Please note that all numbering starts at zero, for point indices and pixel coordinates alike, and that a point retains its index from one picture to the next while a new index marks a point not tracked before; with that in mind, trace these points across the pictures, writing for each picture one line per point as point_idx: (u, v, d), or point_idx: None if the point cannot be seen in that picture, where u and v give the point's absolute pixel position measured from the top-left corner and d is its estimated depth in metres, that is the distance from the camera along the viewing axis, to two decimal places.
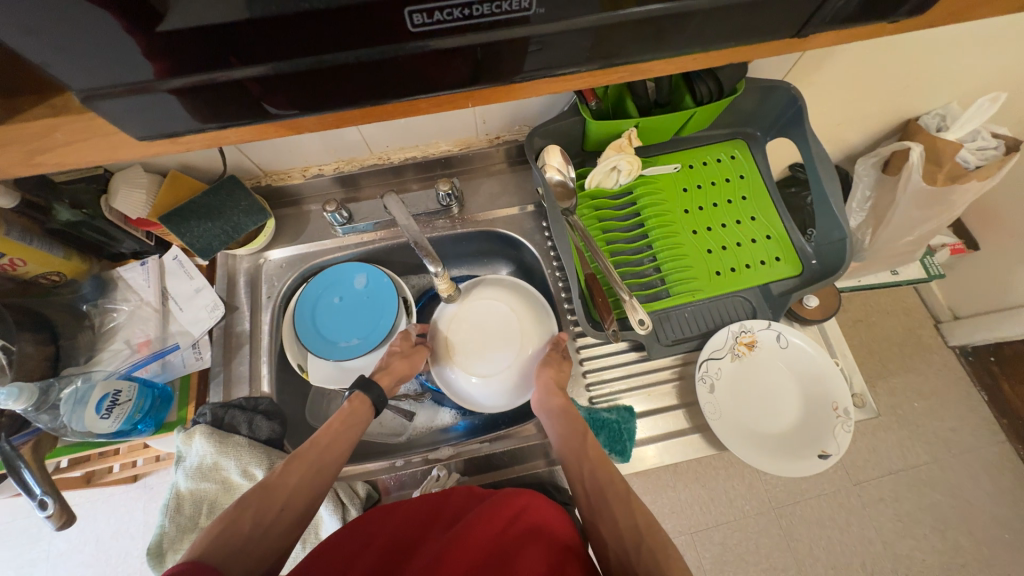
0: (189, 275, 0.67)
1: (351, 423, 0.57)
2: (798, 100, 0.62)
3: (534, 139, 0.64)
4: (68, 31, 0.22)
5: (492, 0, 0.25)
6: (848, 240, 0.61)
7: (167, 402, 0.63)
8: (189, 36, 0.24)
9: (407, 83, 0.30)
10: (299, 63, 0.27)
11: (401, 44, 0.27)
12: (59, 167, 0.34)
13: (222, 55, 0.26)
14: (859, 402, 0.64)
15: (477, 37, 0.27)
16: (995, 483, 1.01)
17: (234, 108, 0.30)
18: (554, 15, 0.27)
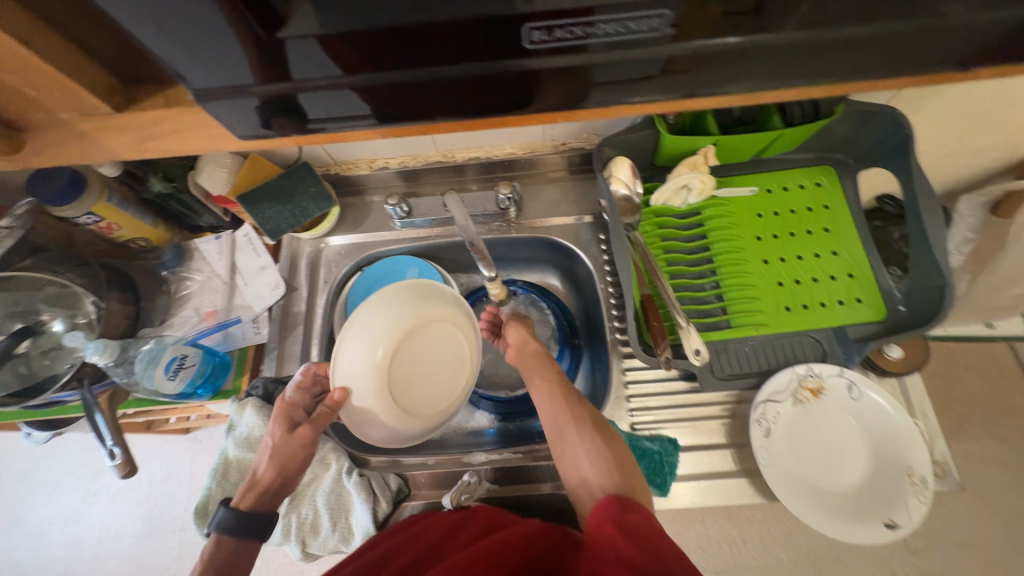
0: (256, 253, 0.71)
1: (234, 556, 0.47)
2: (904, 128, 0.56)
3: (603, 150, 0.62)
4: (199, 26, 0.24)
5: (617, 20, 0.26)
6: (950, 288, 0.53)
7: (226, 368, 0.66)
8: (295, 45, 0.27)
9: (496, 97, 0.31)
10: (412, 73, 0.29)
11: (506, 61, 0.29)
12: (165, 153, 0.36)
13: (336, 63, 0.28)
14: (939, 472, 0.57)
15: (588, 57, 0.29)
16: None
17: (331, 114, 0.31)
18: (682, 37, 0.28)
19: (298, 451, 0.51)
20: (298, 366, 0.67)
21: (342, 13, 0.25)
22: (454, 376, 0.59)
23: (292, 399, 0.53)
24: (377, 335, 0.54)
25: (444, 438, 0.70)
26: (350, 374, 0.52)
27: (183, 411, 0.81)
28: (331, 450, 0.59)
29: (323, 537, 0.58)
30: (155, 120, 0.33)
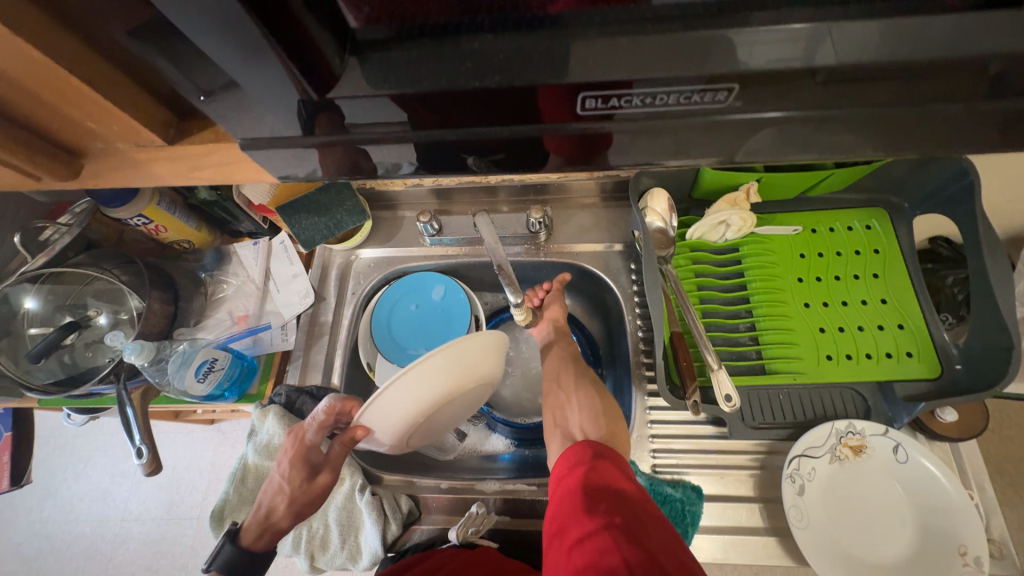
0: (290, 261, 0.73)
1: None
2: (968, 174, 0.52)
3: (641, 178, 0.60)
4: (259, 80, 0.26)
5: (680, 92, 0.26)
6: (1016, 350, 0.48)
7: (253, 373, 0.67)
8: (347, 104, 0.28)
9: (541, 157, 0.31)
10: (462, 131, 0.29)
11: (558, 125, 0.28)
12: (211, 180, 0.38)
13: (395, 119, 0.28)
14: (995, 552, 0.52)
15: (647, 124, 0.28)
16: None
17: (381, 165, 0.32)
18: (748, 108, 0.26)
19: (312, 496, 0.52)
20: (320, 376, 0.68)
21: (396, 73, 0.26)
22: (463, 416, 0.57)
23: (311, 441, 0.52)
24: (421, 392, 0.46)
25: (458, 459, 0.69)
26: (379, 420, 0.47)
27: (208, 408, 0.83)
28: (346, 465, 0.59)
29: (332, 553, 0.58)
30: (203, 152, 0.34)
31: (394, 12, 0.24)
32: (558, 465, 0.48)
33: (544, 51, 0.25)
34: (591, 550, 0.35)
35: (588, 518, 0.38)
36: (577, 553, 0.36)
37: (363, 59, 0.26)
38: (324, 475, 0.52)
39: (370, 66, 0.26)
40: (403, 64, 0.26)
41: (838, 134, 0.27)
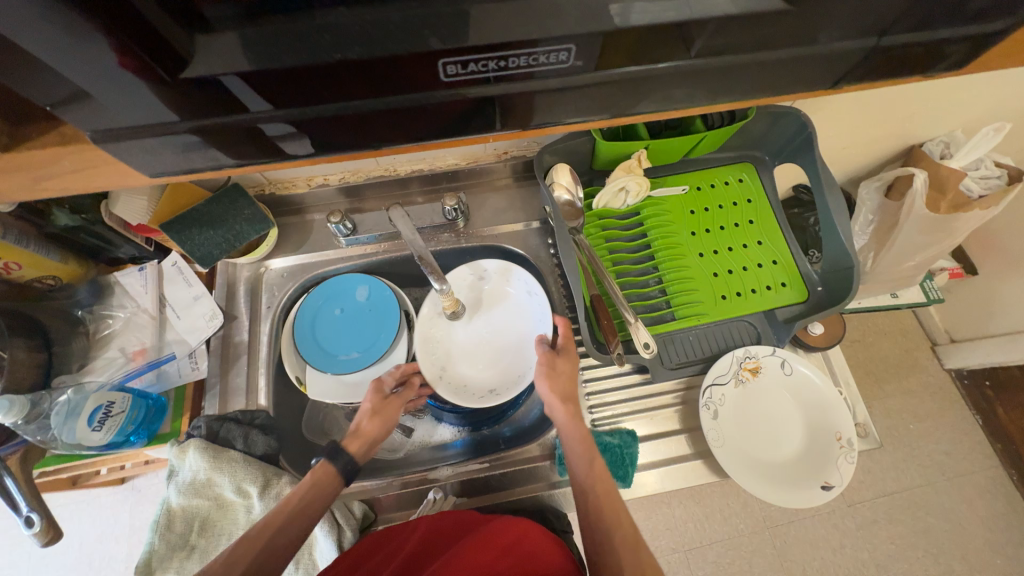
0: (188, 282, 0.66)
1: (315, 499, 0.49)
2: (807, 127, 0.63)
3: (543, 157, 0.63)
4: (103, 67, 0.24)
5: (529, 53, 0.28)
6: (857, 269, 0.60)
7: (162, 411, 0.61)
8: (207, 85, 0.27)
9: (423, 129, 0.32)
10: (333, 108, 0.30)
11: (429, 94, 0.30)
12: (66, 192, 0.34)
13: (262, 97, 0.28)
14: (862, 432, 0.64)
15: (509, 87, 0.30)
16: (971, 510, 1.19)
17: (269, 147, 0.32)
18: (589, 67, 0.29)
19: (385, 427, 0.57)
20: (244, 400, 0.64)
21: (251, 50, 0.26)
22: (512, 331, 0.67)
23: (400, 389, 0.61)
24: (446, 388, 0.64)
25: (409, 455, 0.69)
26: (426, 356, 0.65)
27: (116, 462, 0.74)
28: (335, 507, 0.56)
29: None
30: (51, 159, 0.31)
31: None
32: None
33: (400, 22, 0.25)
34: None
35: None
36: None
37: (213, 38, 0.25)
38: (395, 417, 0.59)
39: (222, 47, 0.25)
40: (259, 42, 0.25)
41: (684, 88, 0.32)
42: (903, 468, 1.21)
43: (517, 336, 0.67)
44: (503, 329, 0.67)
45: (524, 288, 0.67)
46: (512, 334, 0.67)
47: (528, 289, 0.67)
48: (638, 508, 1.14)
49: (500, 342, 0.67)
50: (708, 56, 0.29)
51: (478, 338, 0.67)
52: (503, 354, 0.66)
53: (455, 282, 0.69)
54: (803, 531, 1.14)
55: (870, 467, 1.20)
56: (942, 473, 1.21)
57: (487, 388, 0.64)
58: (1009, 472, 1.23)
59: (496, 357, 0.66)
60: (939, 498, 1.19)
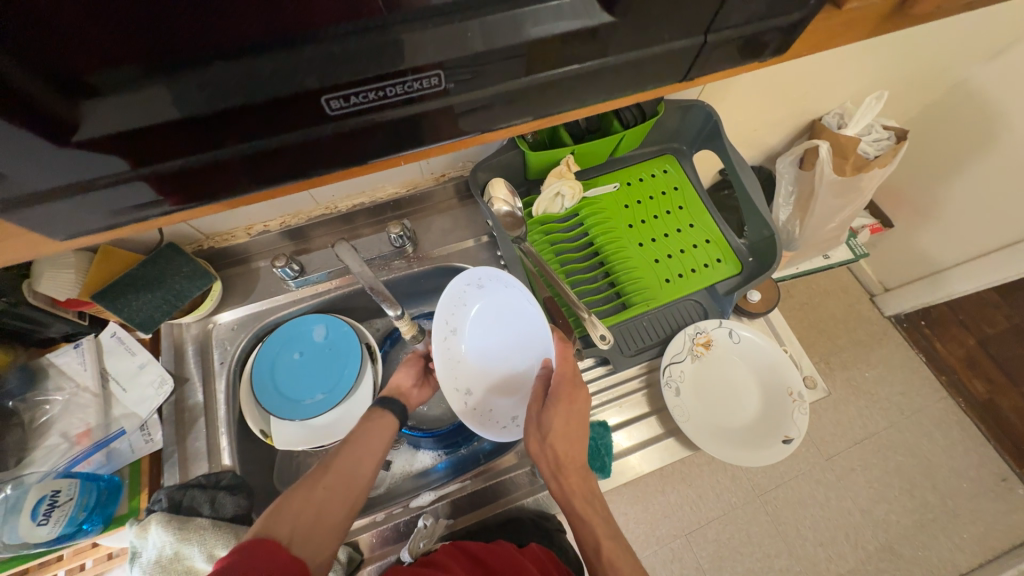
0: (131, 352, 0.63)
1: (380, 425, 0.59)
2: (713, 116, 0.69)
3: (477, 175, 0.66)
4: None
5: (404, 82, 0.29)
6: (775, 234, 0.67)
7: (116, 493, 0.57)
8: (100, 146, 0.28)
9: (333, 157, 0.33)
10: (234, 151, 0.31)
11: (323, 127, 0.31)
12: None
13: (166, 150, 0.29)
14: (812, 384, 0.69)
15: (396, 112, 0.31)
16: (934, 442, 1.28)
17: (188, 193, 0.32)
18: (464, 87, 0.31)
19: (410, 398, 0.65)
20: (207, 463, 0.61)
21: (144, 109, 0.27)
22: (527, 337, 0.60)
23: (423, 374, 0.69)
24: (471, 409, 0.59)
25: (391, 488, 0.68)
26: (448, 376, 0.59)
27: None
28: None
29: None
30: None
31: (109, 54, 0.25)
32: None
33: (273, 70, 0.27)
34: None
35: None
36: None
37: (98, 104, 0.27)
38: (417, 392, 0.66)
39: (113, 107, 0.27)
40: (150, 100, 0.27)
41: (571, 95, 0.35)
42: (868, 414, 1.30)
43: (532, 351, 0.60)
44: (517, 336, 0.60)
45: (528, 298, 0.59)
46: (527, 349, 0.60)
47: (529, 299, 0.59)
48: (636, 500, 1.16)
49: (517, 357, 0.61)
50: (584, 62, 0.32)
51: (495, 356, 0.61)
52: (522, 373, 0.60)
53: (458, 291, 0.61)
54: (791, 493, 1.19)
55: (838, 419, 1.29)
56: (901, 413, 1.31)
57: (511, 414, 0.60)
58: (957, 400, 1.34)
59: (516, 377, 0.60)
60: (903, 436, 1.28)
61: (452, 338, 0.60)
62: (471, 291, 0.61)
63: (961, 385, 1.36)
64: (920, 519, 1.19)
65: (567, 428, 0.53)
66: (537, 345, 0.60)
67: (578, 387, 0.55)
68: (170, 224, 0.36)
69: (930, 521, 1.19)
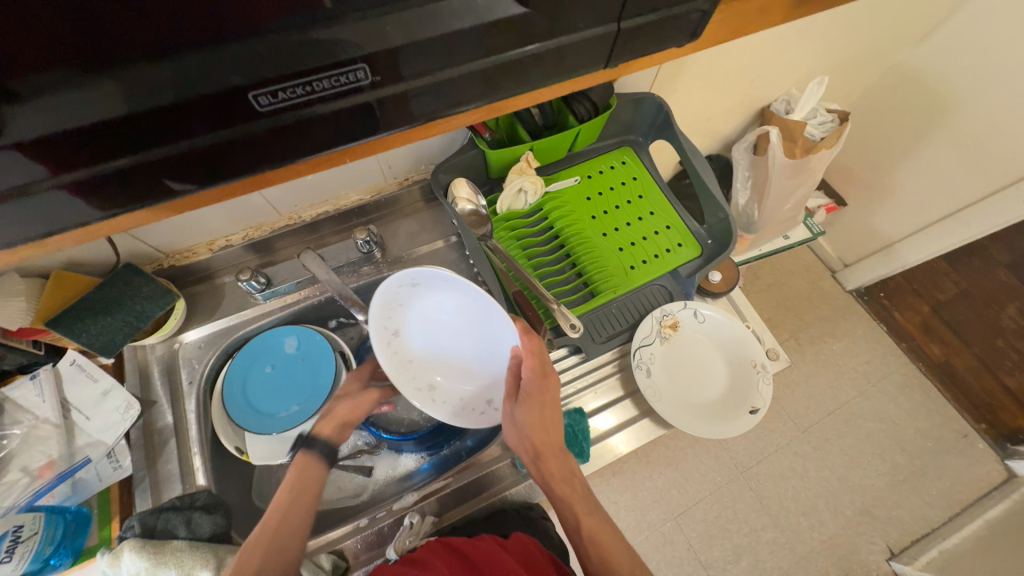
0: (92, 379, 0.61)
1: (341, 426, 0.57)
2: (664, 106, 0.72)
3: (439, 176, 0.67)
4: None
5: (330, 75, 0.29)
6: (730, 216, 0.70)
7: (85, 524, 0.55)
8: (30, 148, 0.27)
9: (278, 152, 0.33)
10: (173, 147, 0.30)
11: (263, 120, 0.30)
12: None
13: (101, 150, 0.28)
14: (774, 355, 0.73)
15: (326, 107, 0.31)
16: (900, 406, 1.35)
17: (129, 198, 0.32)
18: (390, 80, 0.32)
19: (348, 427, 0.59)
20: (180, 485, 0.60)
21: (72, 111, 0.26)
22: (479, 322, 0.57)
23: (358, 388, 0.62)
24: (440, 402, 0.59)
25: (374, 494, 0.69)
26: (404, 377, 0.58)
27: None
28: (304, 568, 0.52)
29: None
30: None
31: (22, 55, 0.23)
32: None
33: (199, 66, 0.27)
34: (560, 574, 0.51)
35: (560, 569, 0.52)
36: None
37: (19, 108, 0.25)
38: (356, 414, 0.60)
39: (38, 111, 0.26)
40: (75, 99, 0.26)
41: (508, 82, 0.36)
42: (838, 385, 1.36)
43: (489, 337, 0.57)
44: (467, 322, 0.57)
45: (466, 291, 0.53)
46: (482, 335, 0.58)
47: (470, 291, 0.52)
48: (625, 489, 1.18)
49: (473, 343, 0.59)
50: (516, 49, 0.33)
51: (448, 345, 0.60)
52: (483, 357, 0.59)
53: (392, 292, 0.55)
54: (771, 467, 1.24)
55: (811, 392, 1.34)
56: (868, 381, 1.38)
57: (487, 399, 0.60)
58: (917, 365, 1.42)
59: (477, 362, 0.59)
60: (871, 403, 1.34)
61: (399, 338, 0.58)
62: (407, 288, 0.56)
63: (920, 350, 1.43)
64: (893, 480, 1.25)
65: (540, 419, 0.54)
66: (493, 330, 0.56)
67: (548, 377, 0.53)
68: (114, 231, 0.35)
69: (901, 481, 1.25)
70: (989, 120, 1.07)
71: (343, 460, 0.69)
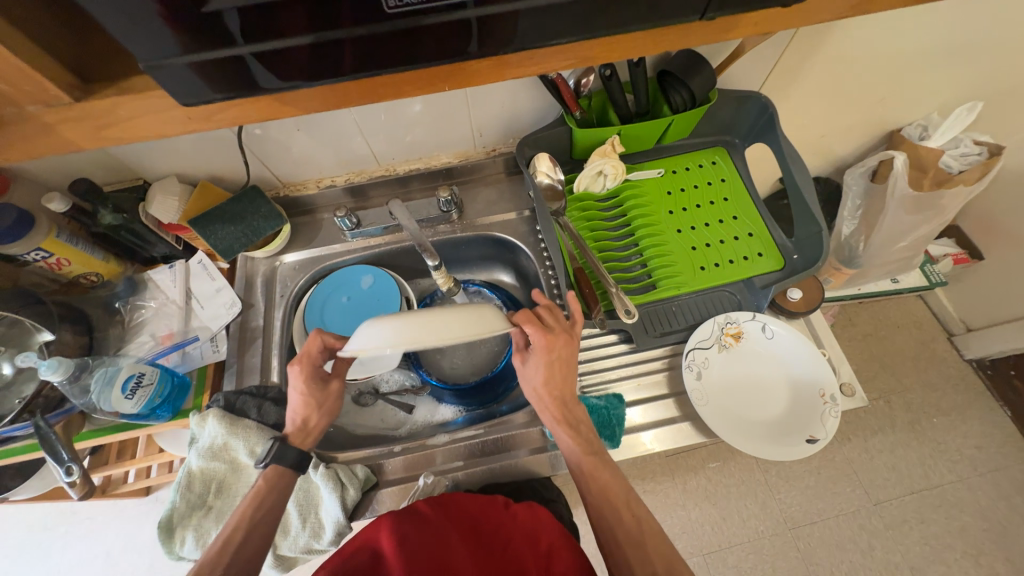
0: (211, 277, 0.73)
1: (327, 396, 0.58)
2: (769, 108, 0.69)
3: (523, 149, 0.70)
4: (123, 25, 0.27)
5: None
6: (824, 232, 0.64)
7: (185, 390, 0.66)
8: (219, 22, 0.28)
9: (384, 61, 0.33)
10: (315, 35, 0.30)
11: (383, 22, 0.30)
12: (123, 142, 0.35)
13: (241, 29, 0.29)
14: (848, 392, 0.65)
15: (441, 16, 0.30)
16: (1013, 508, 1.13)
17: (262, 82, 0.33)
18: None
19: (331, 399, 0.58)
20: (258, 378, 0.69)
21: None
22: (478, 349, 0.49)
23: (306, 369, 0.56)
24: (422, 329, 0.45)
25: (411, 431, 0.75)
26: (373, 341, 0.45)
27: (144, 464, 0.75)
28: (342, 472, 0.59)
29: (294, 535, 0.59)
30: (89, 133, 0.34)
31: None
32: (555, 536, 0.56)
33: None
34: (554, 541, 0.55)
35: (557, 534, 0.56)
36: (554, 548, 0.54)
37: None
38: (337, 382, 0.59)
39: None
40: None
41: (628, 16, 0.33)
42: (931, 464, 1.17)
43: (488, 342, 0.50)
44: None
45: None
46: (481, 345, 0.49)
47: None
48: (655, 509, 1.13)
49: None
50: None
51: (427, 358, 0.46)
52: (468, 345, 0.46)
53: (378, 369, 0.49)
54: (828, 533, 1.11)
55: (895, 463, 1.17)
56: (971, 468, 1.17)
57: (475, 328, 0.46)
58: None
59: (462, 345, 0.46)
60: (973, 494, 1.14)
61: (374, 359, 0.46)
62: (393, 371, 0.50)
63: None
64: None
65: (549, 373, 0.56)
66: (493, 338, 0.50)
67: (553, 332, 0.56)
68: (243, 119, 0.36)
69: None
70: None
71: (389, 394, 0.76)
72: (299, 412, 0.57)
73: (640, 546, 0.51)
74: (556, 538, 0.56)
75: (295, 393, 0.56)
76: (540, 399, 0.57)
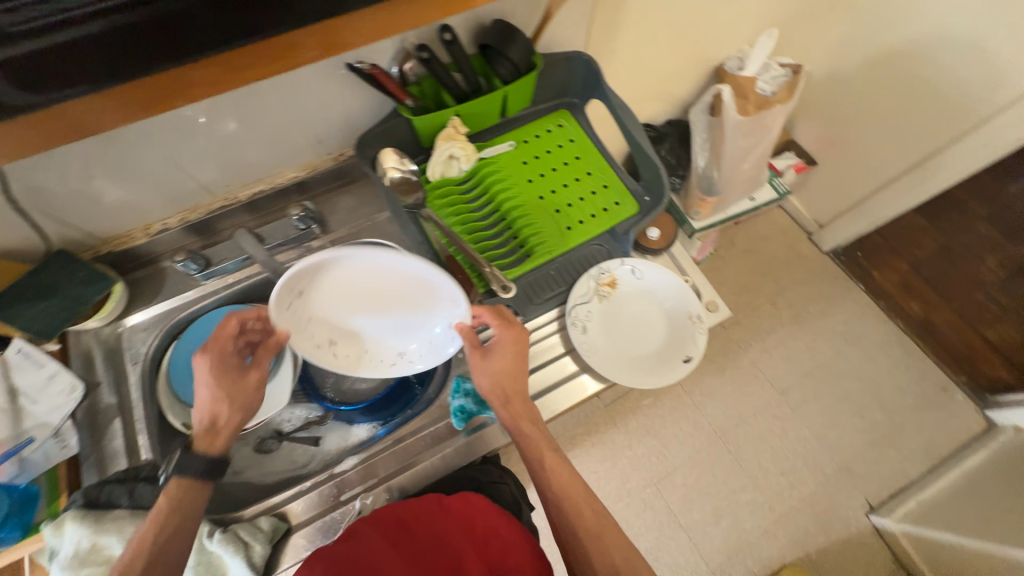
0: (38, 364, 0.60)
1: (239, 390, 0.54)
2: (592, 64, 0.72)
3: (364, 149, 0.67)
4: None
5: None
6: (661, 168, 0.70)
7: (32, 501, 0.57)
8: None
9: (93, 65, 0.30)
10: None
11: (80, 27, 0.29)
12: None
13: None
14: (712, 307, 0.72)
15: None
16: (878, 364, 1.35)
17: None
18: None
19: (248, 391, 0.55)
20: (126, 460, 0.62)
21: None
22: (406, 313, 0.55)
23: (218, 351, 0.53)
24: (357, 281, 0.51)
25: (324, 461, 0.71)
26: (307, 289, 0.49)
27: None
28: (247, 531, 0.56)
29: None
30: None
31: None
32: (494, 520, 0.56)
33: None
34: (495, 530, 0.55)
35: (494, 516, 0.56)
36: (495, 536, 0.54)
37: None
38: (254, 371, 0.56)
39: None
40: None
41: None
42: (815, 347, 1.36)
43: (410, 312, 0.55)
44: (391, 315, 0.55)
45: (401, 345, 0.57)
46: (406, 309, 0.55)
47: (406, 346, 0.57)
48: (605, 458, 1.20)
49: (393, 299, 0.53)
50: None
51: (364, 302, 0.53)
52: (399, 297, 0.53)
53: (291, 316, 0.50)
54: (749, 431, 1.25)
55: (788, 354, 1.34)
56: (845, 341, 1.37)
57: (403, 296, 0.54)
58: (897, 322, 1.39)
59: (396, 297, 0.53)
60: (849, 362, 1.35)
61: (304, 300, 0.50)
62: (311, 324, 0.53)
63: (899, 308, 1.39)
64: (871, 438, 1.26)
65: (509, 371, 0.58)
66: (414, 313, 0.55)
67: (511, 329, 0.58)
68: None
69: (879, 437, 1.26)
70: (947, 67, 1.00)
71: (294, 432, 0.72)
72: (205, 409, 0.53)
73: (598, 537, 0.52)
74: (495, 524, 0.55)
75: (204, 385, 0.53)
76: (499, 397, 0.58)
